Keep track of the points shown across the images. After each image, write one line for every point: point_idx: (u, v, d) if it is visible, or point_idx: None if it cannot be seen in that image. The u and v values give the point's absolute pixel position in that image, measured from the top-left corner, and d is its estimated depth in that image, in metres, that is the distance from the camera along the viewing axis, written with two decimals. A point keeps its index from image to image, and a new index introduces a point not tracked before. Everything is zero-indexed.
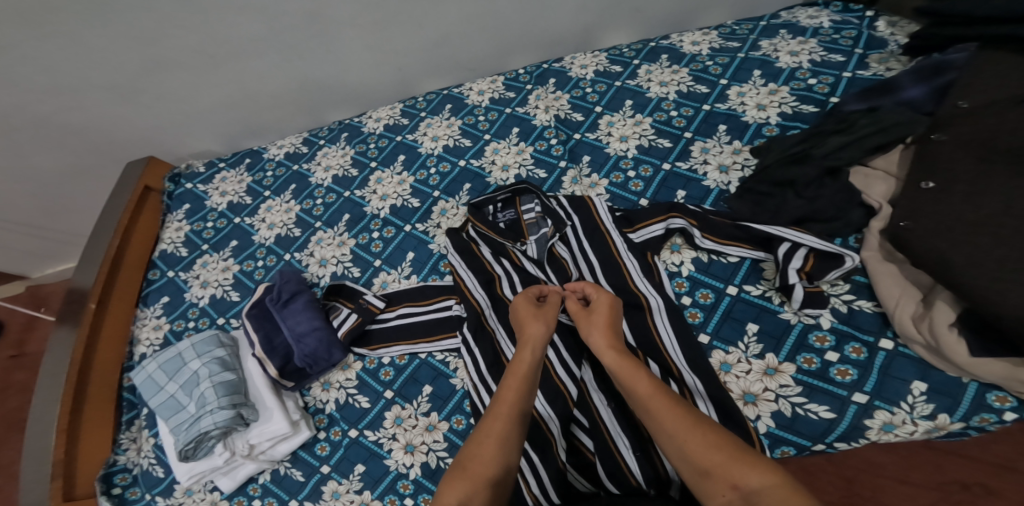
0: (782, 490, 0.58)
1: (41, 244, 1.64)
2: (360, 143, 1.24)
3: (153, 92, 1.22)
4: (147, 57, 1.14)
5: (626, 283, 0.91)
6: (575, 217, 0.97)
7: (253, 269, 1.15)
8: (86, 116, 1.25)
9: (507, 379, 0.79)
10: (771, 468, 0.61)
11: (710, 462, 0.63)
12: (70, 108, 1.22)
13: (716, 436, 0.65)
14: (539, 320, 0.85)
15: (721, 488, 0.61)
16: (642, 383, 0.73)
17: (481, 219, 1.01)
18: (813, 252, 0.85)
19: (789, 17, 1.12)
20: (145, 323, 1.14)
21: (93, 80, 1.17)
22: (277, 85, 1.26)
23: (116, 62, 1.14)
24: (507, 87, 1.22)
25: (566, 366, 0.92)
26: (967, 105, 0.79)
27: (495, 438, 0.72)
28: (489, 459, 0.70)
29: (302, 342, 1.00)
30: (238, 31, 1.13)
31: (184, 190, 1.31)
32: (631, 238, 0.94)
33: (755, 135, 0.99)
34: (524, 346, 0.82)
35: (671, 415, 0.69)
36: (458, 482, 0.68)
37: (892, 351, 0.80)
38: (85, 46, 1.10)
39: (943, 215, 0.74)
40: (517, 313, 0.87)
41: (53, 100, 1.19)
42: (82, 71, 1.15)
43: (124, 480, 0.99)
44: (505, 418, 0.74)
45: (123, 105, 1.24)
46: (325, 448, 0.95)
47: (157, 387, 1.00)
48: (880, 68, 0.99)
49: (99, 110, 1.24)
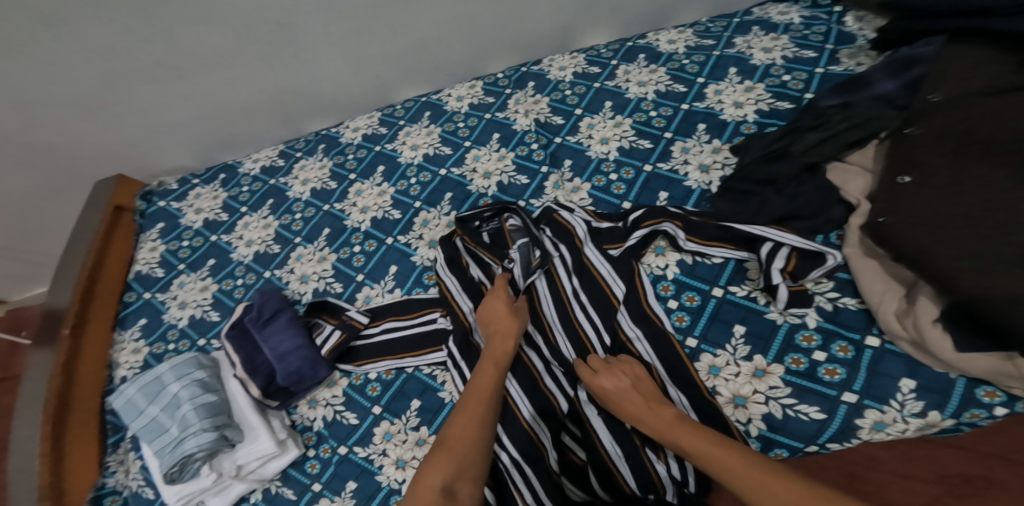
0: None
1: (18, 267, 1.60)
2: (337, 154, 1.22)
3: (118, 107, 1.19)
4: (110, 72, 1.11)
5: (603, 292, 0.90)
6: (562, 248, 0.95)
7: (233, 287, 1.12)
8: (52, 134, 1.22)
9: (484, 365, 0.84)
10: None
11: None
12: (34, 127, 1.19)
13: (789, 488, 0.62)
14: (513, 315, 0.89)
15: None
16: (701, 446, 0.71)
17: (470, 234, 1.00)
18: (795, 251, 0.83)
19: (761, 14, 1.11)
20: (124, 346, 1.12)
21: (55, 98, 1.14)
22: (247, 96, 1.23)
23: (80, 78, 1.11)
24: (486, 91, 1.20)
25: (558, 381, 0.90)
26: (937, 98, 0.78)
27: (475, 420, 0.77)
28: (467, 439, 0.76)
29: (285, 361, 0.98)
30: (203, 44, 1.10)
31: (156, 209, 1.28)
32: (610, 253, 0.92)
33: (734, 133, 0.97)
34: (500, 338, 0.87)
35: (745, 474, 0.65)
36: (441, 462, 0.73)
37: (879, 348, 0.80)
38: (44, 63, 1.07)
39: (919, 210, 0.73)
40: (489, 309, 0.91)
41: (19, 119, 1.16)
42: (44, 88, 1.11)
43: (114, 502, 0.97)
44: (479, 405, 0.79)
45: (90, 121, 1.21)
46: (315, 466, 0.94)
47: (137, 411, 0.98)
48: (852, 63, 0.98)
49: (64, 127, 1.21)
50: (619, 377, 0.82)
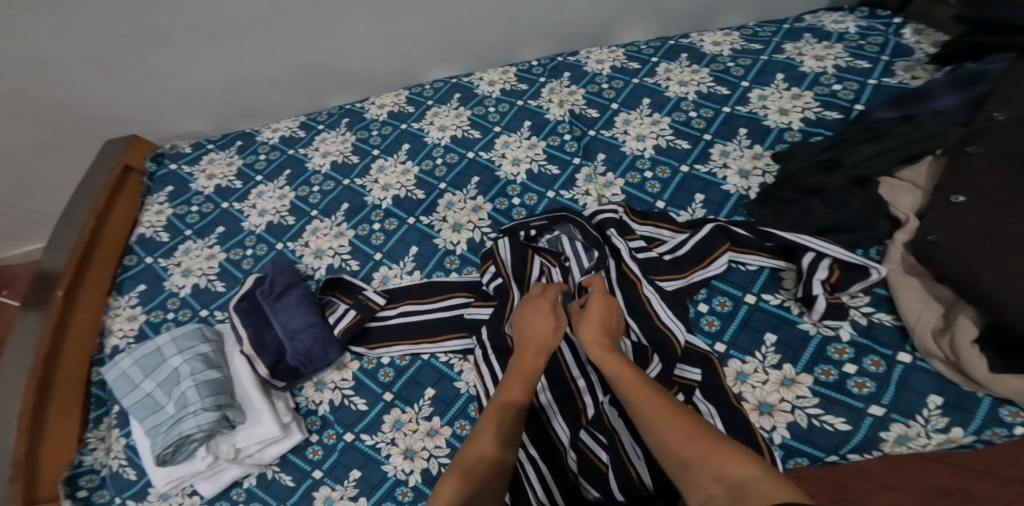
0: (766, 482, 0.51)
1: (11, 223, 1.51)
2: (362, 129, 1.18)
3: (140, 68, 1.12)
4: (136, 31, 1.05)
5: (664, 336, 0.85)
6: (619, 290, 0.90)
7: (241, 258, 1.07)
8: (64, 91, 1.15)
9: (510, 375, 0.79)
10: (755, 460, 0.54)
11: (689, 453, 0.58)
12: (47, 83, 1.12)
13: (697, 429, 0.61)
14: (552, 323, 0.84)
15: (702, 480, 0.55)
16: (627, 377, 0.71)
17: (521, 248, 0.94)
18: (837, 262, 0.83)
19: (814, 22, 1.12)
20: (119, 312, 1.05)
21: (73, 54, 1.07)
22: (276, 66, 1.18)
23: (102, 34, 1.05)
24: (519, 78, 1.17)
25: (591, 391, 0.89)
26: (1005, 117, 0.78)
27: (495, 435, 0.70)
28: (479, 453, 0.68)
29: (295, 339, 0.94)
30: (238, 9, 1.05)
31: (168, 171, 1.21)
32: (662, 286, 0.88)
33: (777, 140, 0.98)
34: (535, 350, 0.80)
35: (655, 406, 0.65)
36: (451, 482, 0.63)
37: (910, 364, 0.80)
38: (69, 15, 1.01)
39: (969, 230, 0.75)
40: (524, 313, 0.85)
41: (25, 71, 1.09)
42: (63, 42, 1.05)
43: (90, 482, 0.90)
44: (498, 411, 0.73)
45: (105, 81, 1.14)
46: (317, 452, 0.90)
47: (131, 385, 0.92)
48: (906, 77, 0.99)
49: (78, 85, 1.14)
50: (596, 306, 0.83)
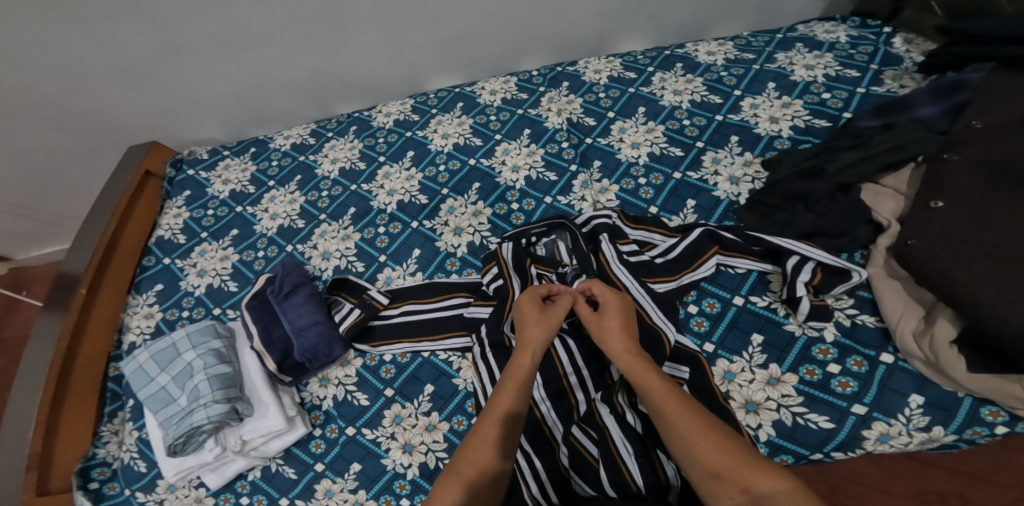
0: (795, 495, 0.56)
1: (35, 226, 1.58)
2: (369, 136, 1.24)
3: (164, 79, 1.19)
4: (160, 43, 1.12)
5: (657, 334, 0.87)
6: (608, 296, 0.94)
7: (253, 259, 1.13)
8: (91, 100, 1.22)
9: (505, 383, 0.78)
10: (781, 474, 0.59)
11: (722, 465, 0.61)
12: (76, 92, 1.19)
13: (729, 441, 0.64)
14: (539, 325, 0.84)
15: (731, 492, 0.59)
16: (659, 384, 0.72)
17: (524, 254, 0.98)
18: (821, 265, 0.87)
19: (806, 31, 1.16)
20: (137, 310, 1.10)
21: (102, 65, 1.14)
22: (290, 76, 1.23)
23: (129, 47, 1.11)
24: (520, 88, 1.22)
25: (583, 387, 0.92)
26: (981, 125, 0.82)
27: (489, 444, 0.72)
28: (479, 464, 0.70)
29: (302, 336, 0.98)
30: (256, 22, 1.11)
31: (185, 177, 1.27)
32: (654, 289, 0.92)
33: (767, 148, 1.01)
34: (522, 352, 0.81)
35: (689, 418, 0.67)
36: (453, 489, 0.68)
37: (892, 365, 0.82)
38: (99, 29, 1.08)
39: (948, 235, 0.78)
40: (521, 315, 0.86)
41: (57, 81, 1.16)
42: (92, 54, 1.12)
43: (102, 474, 0.94)
44: (496, 421, 0.74)
45: (131, 90, 1.21)
46: (320, 445, 0.93)
47: (147, 378, 0.97)
48: (894, 85, 1.03)
49: (105, 94, 1.21)
50: (615, 316, 0.82)
